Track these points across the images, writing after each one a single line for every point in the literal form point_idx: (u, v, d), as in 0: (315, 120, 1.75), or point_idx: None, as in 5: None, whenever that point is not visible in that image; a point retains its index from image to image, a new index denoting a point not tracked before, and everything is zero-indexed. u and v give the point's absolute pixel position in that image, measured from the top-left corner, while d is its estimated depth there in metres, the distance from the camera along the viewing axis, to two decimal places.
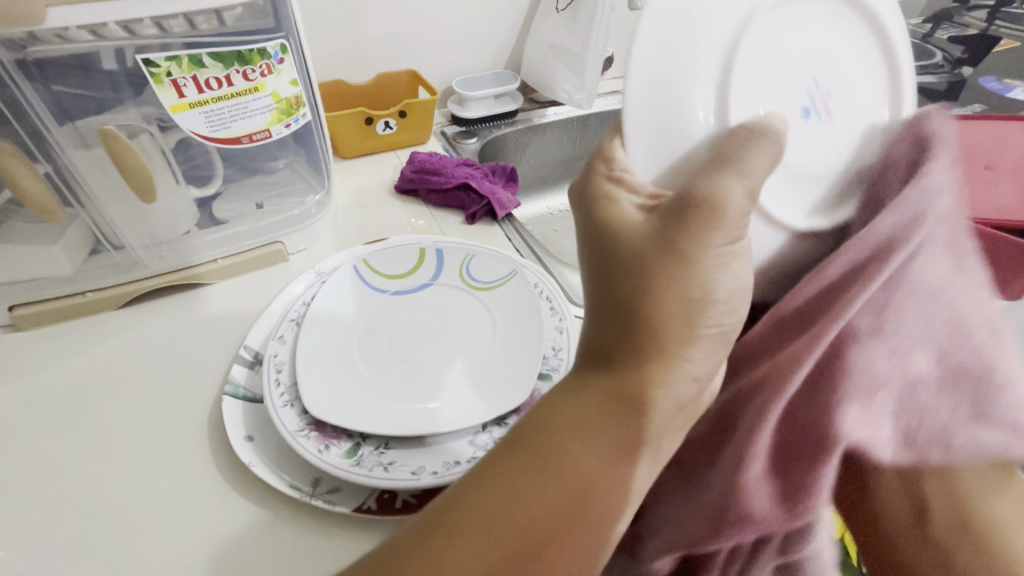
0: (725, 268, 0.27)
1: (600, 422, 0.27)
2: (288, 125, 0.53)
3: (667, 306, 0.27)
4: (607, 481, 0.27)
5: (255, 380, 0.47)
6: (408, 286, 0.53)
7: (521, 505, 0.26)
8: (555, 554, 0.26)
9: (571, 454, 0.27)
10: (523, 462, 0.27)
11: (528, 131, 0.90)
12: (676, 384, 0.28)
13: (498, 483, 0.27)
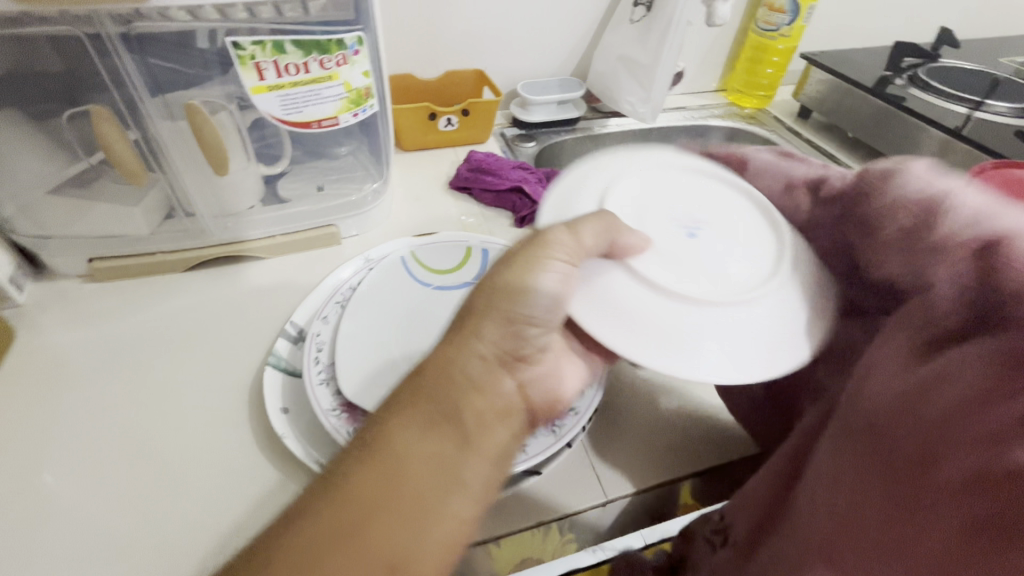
0: (546, 280, 0.35)
1: (427, 433, 0.31)
2: (356, 114, 0.55)
3: (443, 397, 0.33)
4: (444, 487, 0.31)
5: (298, 355, 0.48)
6: (452, 283, 0.53)
7: (363, 525, 0.28)
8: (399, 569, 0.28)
9: (403, 465, 0.30)
10: (368, 474, 0.29)
11: (588, 140, 0.90)
12: (470, 359, 0.35)
13: (354, 500, 0.29)
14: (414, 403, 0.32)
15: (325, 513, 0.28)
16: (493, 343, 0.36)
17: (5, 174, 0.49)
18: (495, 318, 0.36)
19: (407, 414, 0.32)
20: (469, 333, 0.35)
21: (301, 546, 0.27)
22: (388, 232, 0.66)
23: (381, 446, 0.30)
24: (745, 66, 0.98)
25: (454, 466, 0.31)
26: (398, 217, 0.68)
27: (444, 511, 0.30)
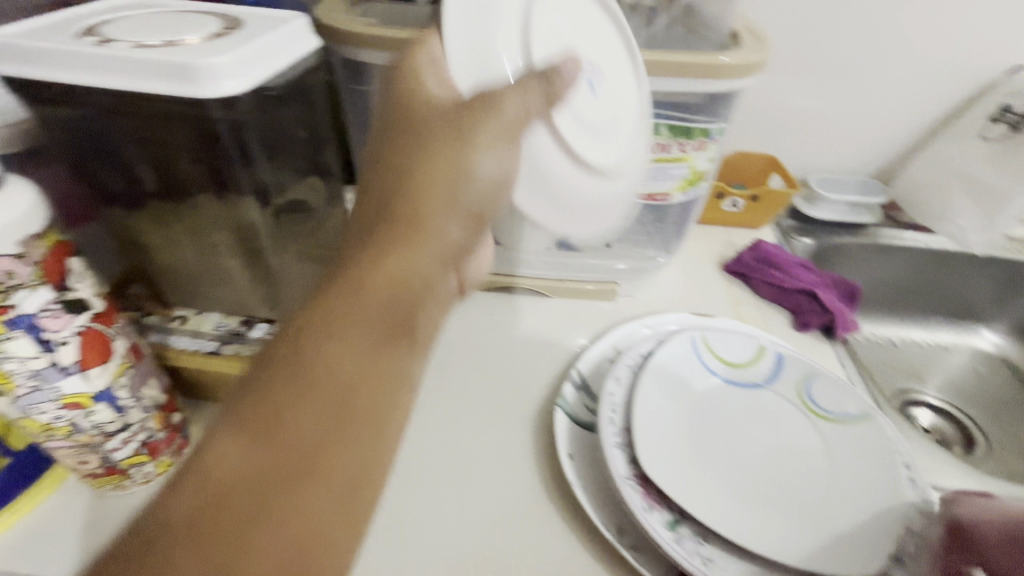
0: (487, 152, 0.36)
1: (354, 340, 0.31)
2: (686, 195, 0.56)
3: (398, 321, 0.32)
4: (369, 371, 0.31)
5: (582, 405, 0.51)
6: (741, 379, 0.52)
7: (285, 435, 0.28)
8: (334, 463, 0.28)
9: (330, 363, 0.30)
10: (278, 383, 0.29)
11: (872, 248, 0.82)
12: (444, 233, 0.36)
13: (279, 412, 0.28)
14: (330, 314, 0.31)
15: (249, 459, 0.27)
16: (439, 252, 0.35)
17: None
18: (433, 226, 0.35)
19: (345, 317, 0.31)
20: (408, 240, 0.34)
21: (229, 518, 0.25)
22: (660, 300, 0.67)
23: (294, 349, 0.30)
24: None
25: (385, 390, 0.31)
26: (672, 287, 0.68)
27: (386, 442, 0.30)
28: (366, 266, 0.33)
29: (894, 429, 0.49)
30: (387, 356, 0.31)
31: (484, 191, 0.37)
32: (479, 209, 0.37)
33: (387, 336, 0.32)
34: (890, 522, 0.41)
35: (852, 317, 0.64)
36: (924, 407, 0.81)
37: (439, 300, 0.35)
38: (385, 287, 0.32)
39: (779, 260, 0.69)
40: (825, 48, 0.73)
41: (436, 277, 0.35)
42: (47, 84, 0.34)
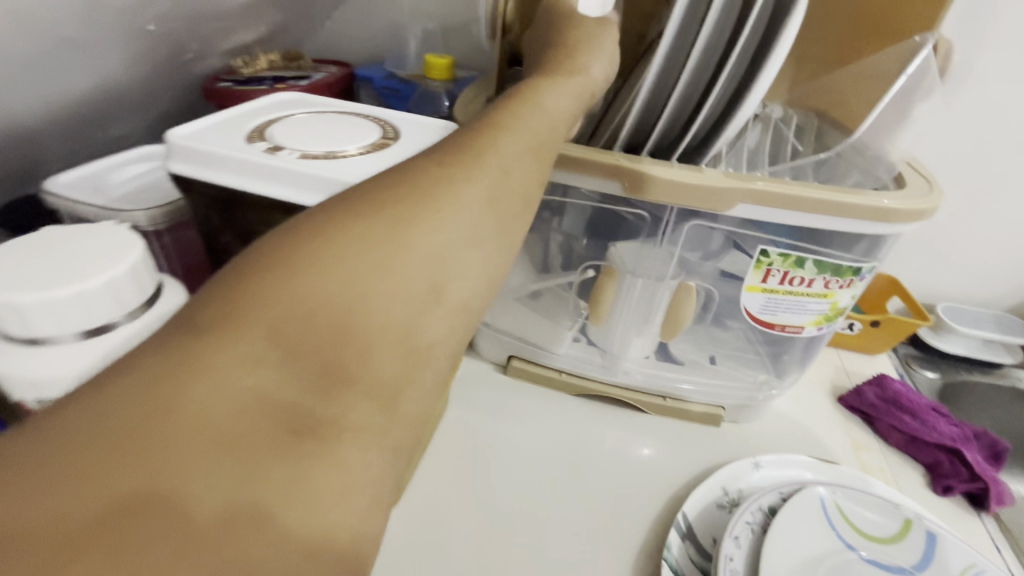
0: (583, 71, 0.40)
1: (476, 165, 0.28)
2: (820, 329, 0.51)
3: (470, 151, 0.29)
4: (498, 220, 0.28)
5: (689, 560, 0.45)
6: (884, 558, 0.44)
7: (427, 244, 0.24)
8: (449, 306, 0.24)
9: (453, 191, 0.26)
10: (408, 195, 0.25)
11: (1009, 393, 0.73)
12: (547, 117, 0.35)
13: (415, 213, 0.25)
14: (443, 156, 0.28)
15: (337, 223, 0.24)
16: (494, 175, 0.28)
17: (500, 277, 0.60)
18: (522, 117, 0.33)
19: (488, 146, 0.30)
20: (506, 117, 0.32)
21: (355, 269, 0.22)
22: (769, 431, 0.61)
23: (435, 177, 0.27)
24: None
25: (440, 199, 0.26)
26: (782, 418, 0.62)
27: (420, 237, 0.24)
28: (481, 129, 0.31)
29: None
30: (483, 209, 0.27)
31: (561, 122, 0.36)
32: (569, 113, 0.37)
33: (459, 162, 0.28)
34: None
35: (1005, 488, 0.55)
36: None
37: (459, 183, 0.27)
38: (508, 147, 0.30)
39: (911, 402, 0.61)
40: (974, 175, 0.67)
41: (522, 159, 0.31)
42: (210, 186, 0.34)
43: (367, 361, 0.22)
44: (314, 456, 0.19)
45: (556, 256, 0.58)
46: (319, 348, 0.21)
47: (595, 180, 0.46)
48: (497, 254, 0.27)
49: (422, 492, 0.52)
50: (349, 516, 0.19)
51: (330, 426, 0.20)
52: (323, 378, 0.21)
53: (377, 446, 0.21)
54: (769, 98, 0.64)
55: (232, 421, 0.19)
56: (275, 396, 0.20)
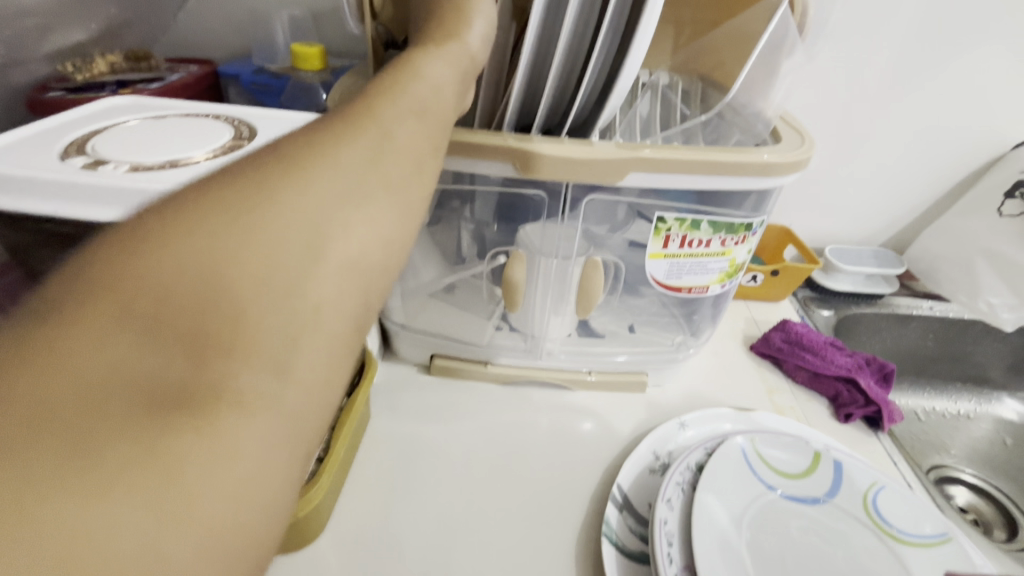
0: (475, 19, 0.37)
1: (354, 126, 0.25)
2: (724, 286, 0.52)
3: (355, 113, 0.26)
4: (393, 176, 0.25)
5: (629, 530, 0.46)
6: (800, 493, 0.47)
7: (302, 208, 0.22)
8: (342, 272, 0.22)
9: (331, 151, 0.24)
10: (276, 162, 0.23)
11: (892, 319, 0.81)
12: (433, 69, 0.32)
13: (288, 178, 0.22)
14: (326, 120, 0.26)
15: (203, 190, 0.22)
16: (381, 135, 0.26)
17: (409, 275, 0.57)
18: (404, 76, 0.30)
19: (367, 107, 0.27)
20: (402, 79, 0.30)
21: (220, 248, 0.20)
22: (693, 388, 0.63)
23: (309, 141, 0.24)
24: None
25: (317, 158, 0.23)
26: (702, 375, 0.65)
27: (293, 203, 0.22)
28: (368, 90, 0.28)
29: (976, 549, 0.44)
30: (365, 168, 0.24)
31: (449, 75, 0.32)
32: (461, 65, 0.34)
33: (343, 124, 0.26)
34: None
35: (895, 407, 0.60)
36: (959, 484, 0.78)
37: (337, 145, 0.24)
38: (391, 106, 0.27)
39: (811, 340, 0.65)
40: (839, 123, 0.73)
41: (412, 115, 0.28)
42: (45, 220, 0.29)
43: (243, 343, 0.20)
44: (177, 435, 0.18)
45: (465, 245, 0.56)
46: (180, 336, 0.19)
47: (488, 164, 0.44)
48: (395, 211, 0.25)
49: (351, 516, 0.48)
50: (222, 502, 0.18)
51: (199, 405, 0.18)
52: (187, 349, 0.19)
53: (261, 424, 0.19)
54: (655, 66, 0.65)
55: (76, 407, 0.17)
56: (136, 391, 0.18)
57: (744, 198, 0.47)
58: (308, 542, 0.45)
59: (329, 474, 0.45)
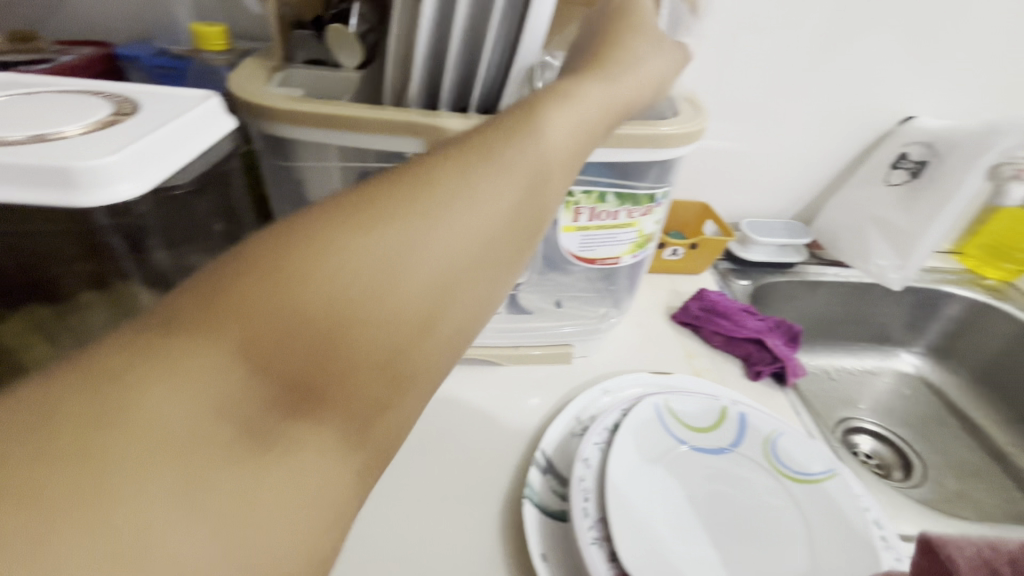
0: (647, 63, 0.40)
1: (483, 153, 0.26)
2: (635, 256, 0.55)
3: (502, 148, 0.27)
4: (510, 215, 0.26)
5: (550, 491, 0.48)
6: (708, 446, 0.50)
7: (430, 247, 0.23)
8: (451, 312, 0.23)
9: (464, 180, 0.25)
10: (414, 187, 0.24)
11: (802, 285, 0.88)
12: (586, 102, 0.32)
13: (419, 204, 0.24)
14: (466, 147, 0.27)
15: (361, 201, 0.23)
16: (511, 173, 0.26)
17: None
18: (557, 104, 0.31)
19: (500, 132, 0.28)
20: (550, 115, 0.30)
21: (355, 271, 0.21)
22: (617, 357, 0.66)
23: (443, 167, 0.25)
24: (996, 233, 0.92)
25: (461, 190, 0.25)
26: (626, 344, 0.68)
27: (424, 239, 0.23)
28: (523, 126, 0.28)
29: (858, 482, 0.49)
30: (489, 212, 0.25)
31: (598, 114, 0.33)
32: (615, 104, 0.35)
33: (482, 150, 0.26)
34: (883, 552, 0.42)
35: (798, 363, 0.65)
36: (864, 433, 0.86)
37: (474, 174, 0.25)
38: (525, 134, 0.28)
39: (724, 307, 0.70)
40: (744, 102, 0.78)
41: (551, 149, 0.29)
42: None
43: (352, 378, 0.21)
44: (299, 451, 0.19)
45: None
46: (305, 353, 0.20)
47: (394, 140, 0.44)
48: (505, 262, 0.26)
49: None
50: (336, 491, 0.20)
51: (340, 401, 0.21)
52: (341, 355, 0.21)
53: (376, 429, 0.22)
54: None
55: (249, 389, 0.19)
56: (247, 405, 0.19)
57: (647, 171, 0.50)
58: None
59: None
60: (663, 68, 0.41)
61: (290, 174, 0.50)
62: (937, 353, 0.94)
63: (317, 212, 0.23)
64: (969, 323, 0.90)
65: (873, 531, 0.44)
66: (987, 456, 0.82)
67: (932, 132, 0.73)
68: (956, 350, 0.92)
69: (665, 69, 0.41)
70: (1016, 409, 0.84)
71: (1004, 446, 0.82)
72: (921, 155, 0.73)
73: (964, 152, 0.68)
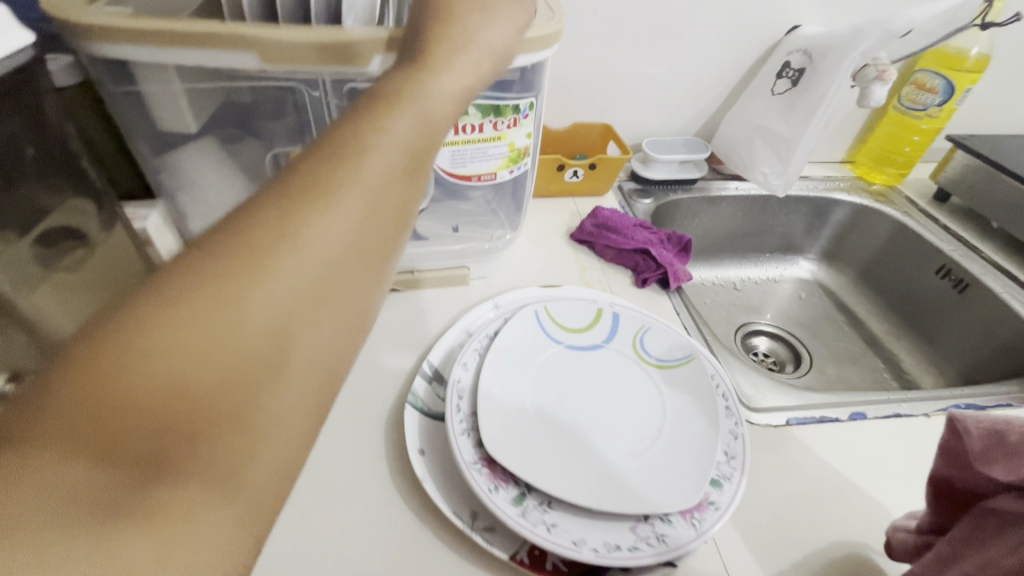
0: (492, 17, 0.34)
1: (306, 188, 0.24)
2: (512, 171, 0.56)
3: (325, 180, 0.24)
4: (352, 249, 0.24)
5: (433, 397, 0.50)
6: (582, 342, 0.54)
7: (258, 307, 0.22)
8: (296, 362, 0.22)
9: (284, 228, 0.23)
10: (233, 246, 0.22)
11: (703, 201, 0.91)
12: (426, 92, 0.28)
13: (239, 266, 0.22)
14: (283, 194, 0.24)
15: (179, 270, 0.22)
16: (347, 204, 0.24)
17: (197, 195, 0.54)
18: (392, 103, 0.27)
19: (324, 156, 0.25)
20: (379, 126, 0.26)
21: (172, 349, 0.20)
22: (512, 276, 0.69)
23: (265, 219, 0.23)
24: (882, 140, 0.96)
25: (279, 238, 0.23)
26: (521, 264, 0.70)
27: (249, 301, 0.21)
28: (341, 154, 0.25)
29: (715, 362, 0.54)
30: (326, 254, 0.23)
31: (443, 105, 0.29)
32: (461, 72, 0.31)
33: (306, 188, 0.24)
34: (723, 418, 0.47)
35: (683, 269, 0.69)
36: (761, 334, 0.93)
37: (296, 221, 0.23)
38: (357, 152, 0.25)
39: (616, 222, 0.72)
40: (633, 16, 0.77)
41: (388, 158, 0.26)
42: None
43: (194, 449, 0.20)
44: (147, 529, 0.19)
45: (268, 165, 0.55)
46: (135, 437, 0.20)
47: (228, 56, 0.43)
48: (356, 295, 0.25)
49: None
50: (219, 536, 0.20)
51: (198, 466, 0.20)
52: (181, 426, 0.20)
53: (243, 481, 0.21)
54: None
55: (92, 479, 0.19)
56: (84, 492, 0.19)
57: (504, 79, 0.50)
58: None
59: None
60: (504, 31, 0.35)
61: (138, 103, 0.48)
62: (829, 257, 1.01)
63: (125, 301, 0.21)
64: (854, 225, 0.97)
65: (720, 403, 0.49)
66: (865, 345, 0.91)
67: (811, 39, 0.75)
68: (843, 252, 0.99)
69: (502, 29, 0.35)
70: (890, 302, 0.93)
71: (879, 335, 0.91)
72: (801, 63, 0.75)
73: (834, 55, 0.70)
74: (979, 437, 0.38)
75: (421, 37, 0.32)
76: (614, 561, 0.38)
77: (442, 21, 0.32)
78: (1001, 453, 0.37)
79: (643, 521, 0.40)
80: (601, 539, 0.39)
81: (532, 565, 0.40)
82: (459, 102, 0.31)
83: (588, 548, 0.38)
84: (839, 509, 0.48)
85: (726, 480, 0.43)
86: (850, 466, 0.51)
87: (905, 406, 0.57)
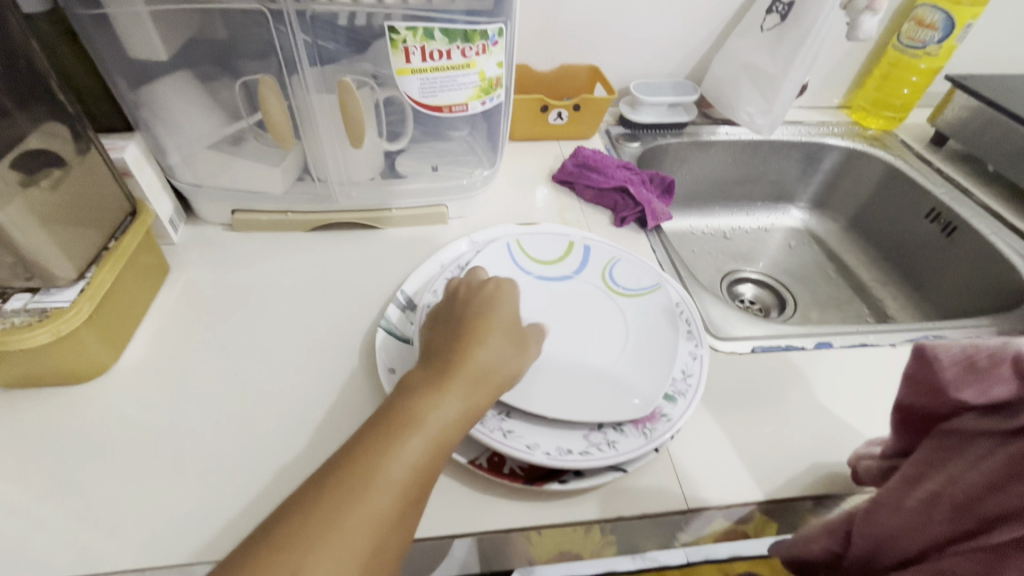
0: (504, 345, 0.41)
1: (353, 484, 0.31)
2: (484, 103, 0.56)
3: (365, 476, 0.32)
4: (378, 537, 0.31)
5: (405, 322, 0.52)
6: (553, 273, 0.55)
7: None
8: None
9: (336, 517, 0.30)
10: (298, 530, 0.29)
11: (693, 145, 0.90)
12: (446, 408, 0.36)
13: (302, 547, 0.29)
14: (307, 518, 0.30)
15: (261, 549, 0.29)
16: (379, 500, 0.31)
17: (175, 128, 0.55)
18: (422, 411, 0.35)
19: (370, 454, 0.33)
20: (419, 421, 0.35)
21: None
22: (490, 216, 0.69)
23: (321, 506, 0.30)
24: (880, 82, 0.94)
25: (319, 537, 0.29)
26: (500, 204, 0.71)
27: None
28: (363, 481, 0.31)
29: (682, 292, 0.55)
30: (363, 544, 0.30)
31: (461, 415, 0.36)
32: (478, 375, 0.38)
33: (352, 482, 0.31)
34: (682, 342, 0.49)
35: (663, 208, 0.69)
36: (747, 282, 0.93)
37: (344, 510, 0.30)
38: (390, 459, 0.33)
39: (597, 162, 0.72)
40: None
41: (412, 468, 0.33)
42: None
43: None
44: None
45: (239, 100, 0.55)
46: None
47: None
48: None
49: (153, 348, 0.52)
50: None
51: None
52: None
53: None
54: None
55: None
56: None
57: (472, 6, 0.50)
58: (100, 373, 0.49)
59: (104, 283, 0.47)
60: (521, 356, 0.42)
61: (106, 30, 0.48)
62: (821, 206, 1.00)
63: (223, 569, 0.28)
64: (845, 171, 0.95)
65: (681, 327, 0.50)
66: (851, 290, 0.90)
67: None
68: (835, 199, 0.98)
69: (511, 357, 0.41)
70: (879, 248, 0.92)
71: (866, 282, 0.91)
72: None
73: None
74: (949, 364, 0.33)
75: (450, 341, 0.41)
76: (567, 463, 0.40)
77: (472, 327, 0.41)
78: (972, 378, 0.32)
79: (597, 430, 0.43)
80: (555, 445, 0.41)
81: (490, 469, 0.42)
82: (476, 407, 0.37)
83: (541, 451, 0.40)
84: (794, 427, 0.49)
85: (679, 395, 0.45)
86: (810, 390, 0.52)
87: (871, 337, 0.58)
